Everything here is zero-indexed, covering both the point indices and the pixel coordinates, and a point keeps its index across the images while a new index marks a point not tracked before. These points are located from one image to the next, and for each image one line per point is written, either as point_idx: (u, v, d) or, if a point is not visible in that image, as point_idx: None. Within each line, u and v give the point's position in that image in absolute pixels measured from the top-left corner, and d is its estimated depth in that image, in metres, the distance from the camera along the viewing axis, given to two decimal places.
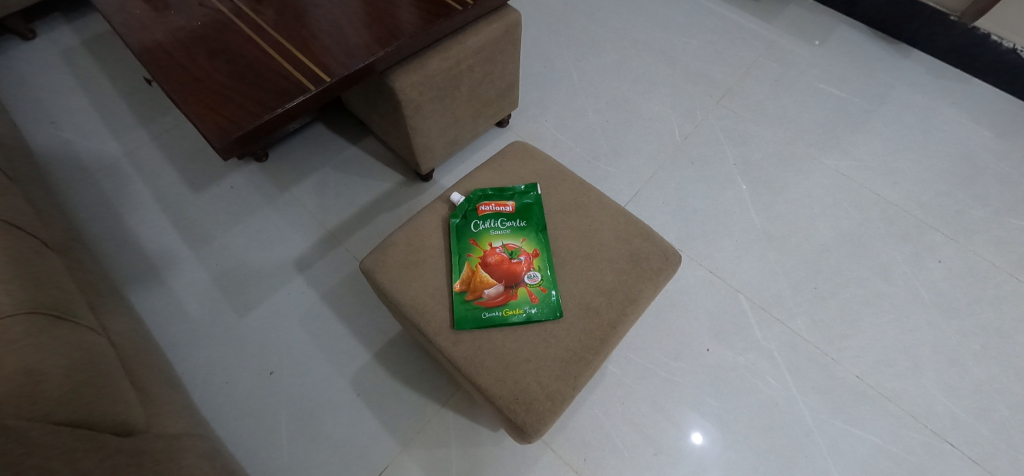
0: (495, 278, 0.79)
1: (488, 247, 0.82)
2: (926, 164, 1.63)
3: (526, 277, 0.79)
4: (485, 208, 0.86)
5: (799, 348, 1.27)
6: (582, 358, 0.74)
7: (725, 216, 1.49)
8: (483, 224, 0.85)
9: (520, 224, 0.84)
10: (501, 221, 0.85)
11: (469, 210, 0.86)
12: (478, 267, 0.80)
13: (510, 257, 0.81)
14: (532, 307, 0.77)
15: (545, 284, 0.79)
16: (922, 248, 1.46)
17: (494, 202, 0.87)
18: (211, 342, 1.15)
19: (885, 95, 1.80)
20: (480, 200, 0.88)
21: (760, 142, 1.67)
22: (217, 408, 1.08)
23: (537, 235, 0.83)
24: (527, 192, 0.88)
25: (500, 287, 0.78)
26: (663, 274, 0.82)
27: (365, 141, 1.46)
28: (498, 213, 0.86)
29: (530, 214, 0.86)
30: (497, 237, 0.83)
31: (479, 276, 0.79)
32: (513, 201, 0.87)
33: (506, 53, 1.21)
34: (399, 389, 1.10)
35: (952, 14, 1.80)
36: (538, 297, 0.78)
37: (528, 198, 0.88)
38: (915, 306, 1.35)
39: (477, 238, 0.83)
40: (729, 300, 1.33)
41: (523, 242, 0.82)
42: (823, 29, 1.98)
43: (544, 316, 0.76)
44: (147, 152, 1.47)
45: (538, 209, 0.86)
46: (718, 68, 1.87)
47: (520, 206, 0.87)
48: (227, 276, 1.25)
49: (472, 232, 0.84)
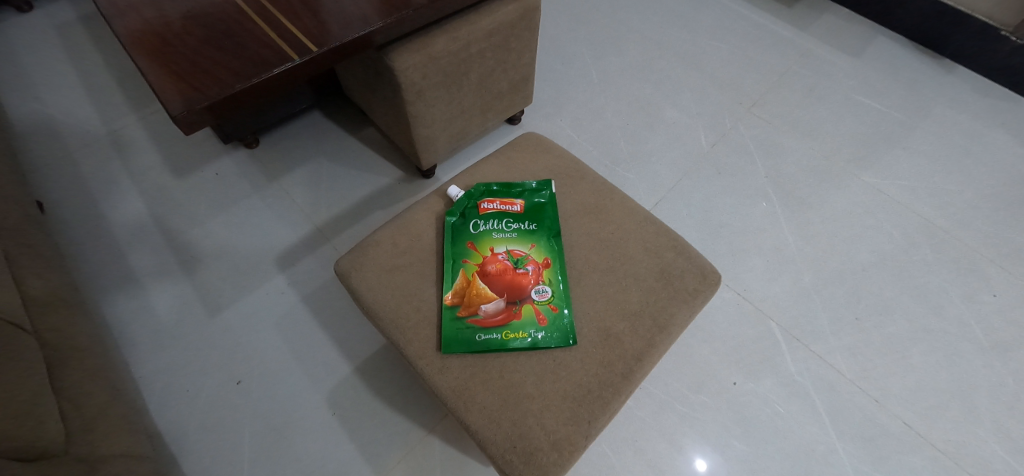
0: (495, 292, 0.66)
1: (489, 254, 0.69)
2: (976, 187, 1.48)
3: (533, 292, 0.66)
4: (488, 206, 0.73)
5: (840, 387, 1.12)
6: (598, 397, 0.61)
7: (754, 233, 1.35)
8: (484, 225, 0.72)
9: (530, 227, 0.72)
10: (506, 223, 0.72)
11: (469, 208, 0.74)
12: (476, 277, 0.67)
13: (515, 266, 0.68)
14: (538, 331, 0.64)
15: (556, 302, 0.66)
16: (973, 280, 1.31)
17: (500, 199, 0.74)
18: (176, 345, 1.03)
19: (929, 111, 1.65)
20: (482, 197, 0.75)
21: (793, 154, 1.53)
22: (174, 421, 0.95)
23: (549, 243, 0.70)
24: (539, 190, 0.75)
25: (500, 303, 0.65)
26: (699, 297, 0.69)
27: (364, 132, 1.34)
28: (503, 212, 0.73)
29: (542, 216, 0.73)
30: (500, 241, 0.70)
31: (475, 288, 0.66)
32: (522, 200, 0.74)
33: (523, 39, 1.09)
34: (381, 410, 0.97)
35: (1003, 29, 1.64)
36: (546, 318, 0.65)
37: (539, 196, 0.75)
38: (968, 345, 1.20)
39: (476, 242, 0.70)
40: (757, 326, 1.19)
41: (531, 249, 0.69)
42: (860, 39, 1.85)
43: (553, 341, 0.63)
44: (131, 132, 1.36)
45: (551, 211, 0.73)
46: (748, 74, 1.74)
47: (529, 206, 0.74)
48: (201, 271, 1.13)
49: (470, 233, 0.71)
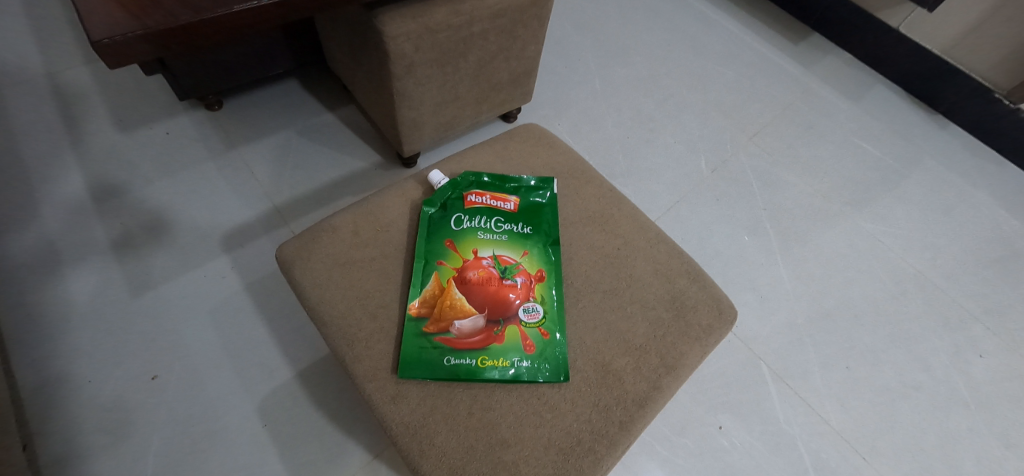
0: (474, 306, 0.55)
1: (472, 257, 0.58)
2: (966, 243, 1.44)
3: (521, 310, 0.55)
4: (475, 200, 0.62)
5: (827, 441, 1.06)
6: (590, 451, 0.50)
7: (749, 266, 1.29)
8: (469, 222, 0.61)
9: (525, 230, 0.61)
10: (497, 222, 0.61)
11: (453, 200, 0.63)
12: (452, 284, 0.56)
13: (501, 275, 0.57)
14: (522, 360, 0.53)
15: (547, 326, 0.55)
16: (962, 338, 1.26)
17: (492, 193, 0.63)
18: (88, 325, 0.89)
19: (919, 163, 1.61)
20: (470, 188, 0.64)
21: (792, 189, 1.48)
22: (70, 417, 0.81)
23: (546, 252, 0.60)
24: (538, 188, 0.65)
25: (479, 321, 0.54)
26: (713, 335, 0.59)
27: (343, 110, 1.22)
28: (493, 209, 0.62)
29: (540, 220, 0.62)
30: (486, 244, 0.59)
31: (450, 298, 0.55)
32: (517, 198, 0.63)
33: (531, 27, 0.99)
34: (321, 424, 0.85)
35: (999, 91, 1.62)
36: (533, 344, 0.54)
37: (538, 196, 0.64)
38: (955, 405, 1.15)
39: (457, 240, 0.59)
40: (748, 366, 1.12)
41: (523, 258, 0.59)
42: (868, 79, 1.81)
43: (540, 376, 0.52)
44: (73, 73, 1.20)
45: (550, 214, 0.63)
46: (753, 102, 1.69)
47: (526, 205, 0.63)
48: (132, 243, 0.98)
49: (450, 229, 0.60)
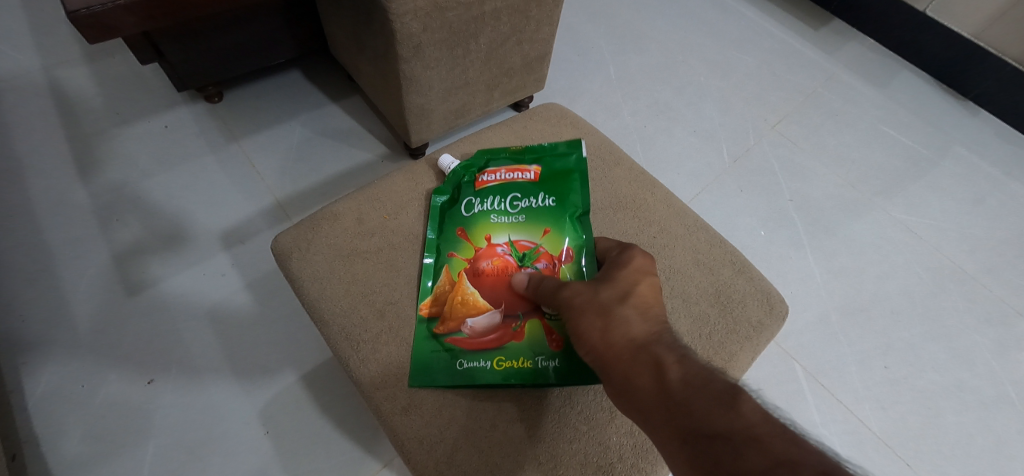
0: (488, 301, 0.51)
1: (485, 246, 0.54)
2: (1007, 233, 1.36)
3: None
4: (488, 180, 0.58)
5: (869, 447, 0.99)
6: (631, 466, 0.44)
7: (777, 259, 1.22)
8: (481, 205, 0.57)
9: (546, 203, 0.56)
10: (513, 201, 0.57)
11: (464, 183, 0.59)
12: (464, 278, 0.52)
13: (518, 263, 0.53)
14: (547, 359, 0.48)
15: None
16: (1006, 335, 1.18)
17: (508, 168, 0.59)
18: (82, 328, 0.85)
19: (951, 149, 1.52)
20: (483, 169, 0.60)
21: (819, 180, 1.40)
22: (62, 423, 0.77)
23: (569, 227, 0.55)
24: (558, 160, 0.60)
25: (493, 317, 0.50)
26: (764, 333, 0.53)
27: (348, 100, 1.16)
28: (508, 187, 0.58)
29: (563, 191, 0.57)
30: (501, 228, 0.55)
31: (461, 293, 0.51)
32: (534, 171, 0.59)
33: (545, 7, 0.93)
34: (325, 430, 0.81)
35: None
36: (558, 340, 0.49)
37: (558, 168, 0.59)
38: (1002, 406, 1.07)
39: (469, 228, 0.55)
40: (779, 366, 1.06)
41: (543, 238, 0.54)
42: (898, 61, 1.71)
43: (569, 378, 0.47)
44: (69, 66, 1.15)
45: (575, 185, 0.58)
46: (775, 88, 1.60)
47: (546, 176, 0.58)
48: (127, 239, 0.94)
49: (462, 216, 0.56)
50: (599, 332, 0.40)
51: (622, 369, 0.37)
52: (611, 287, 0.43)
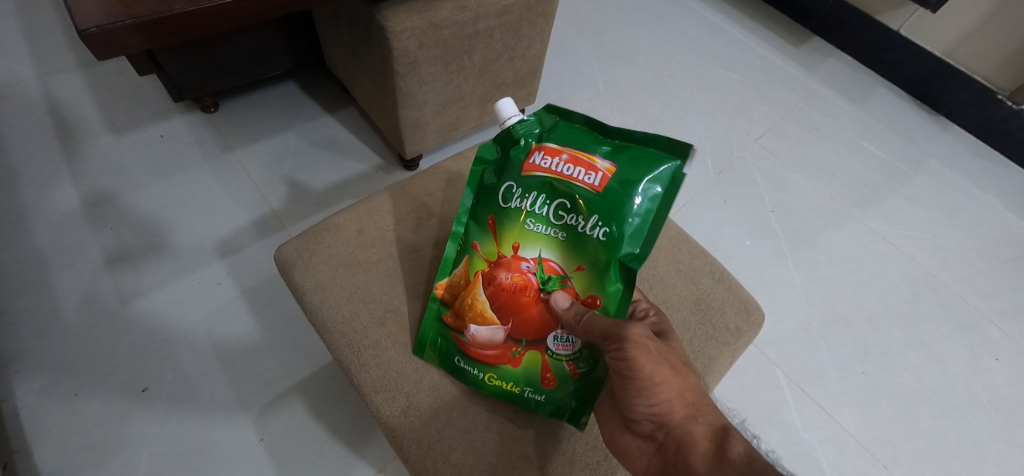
0: (497, 317, 0.49)
1: (511, 255, 0.49)
2: (979, 243, 1.41)
3: (551, 338, 0.48)
4: (540, 168, 0.48)
5: (848, 450, 1.03)
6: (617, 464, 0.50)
7: (760, 268, 1.26)
8: (521, 200, 0.49)
9: (593, 233, 0.47)
10: (558, 211, 0.48)
11: (515, 161, 0.50)
12: (480, 281, 0.50)
13: (538, 287, 0.48)
14: (536, 393, 0.50)
15: (579, 365, 0.48)
16: (978, 342, 1.22)
17: (573, 159, 0.47)
18: (76, 336, 0.85)
19: (926, 163, 1.58)
20: (546, 146, 0.49)
21: (800, 192, 1.45)
22: (54, 431, 0.78)
23: (609, 273, 0.47)
24: (646, 166, 0.46)
25: (498, 334, 0.49)
26: (742, 339, 0.56)
27: (344, 112, 1.19)
28: (560, 185, 0.48)
29: (623, 221, 0.46)
30: (532, 239, 0.49)
31: (473, 297, 0.50)
32: (604, 175, 0.47)
33: (536, 25, 0.96)
34: (319, 437, 0.82)
35: (1000, 92, 1.58)
36: (552, 378, 0.49)
37: (639, 178, 0.46)
38: (974, 409, 1.11)
39: (500, 223, 0.50)
40: (762, 371, 1.09)
41: (574, 273, 0.48)
42: (874, 77, 1.78)
43: (551, 409, 0.50)
44: (64, 76, 1.16)
45: (646, 210, 0.46)
46: (758, 103, 1.66)
47: (612, 194, 0.46)
48: (123, 248, 0.95)
49: (497, 204, 0.50)
50: (674, 391, 0.42)
51: (691, 431, 0.41)
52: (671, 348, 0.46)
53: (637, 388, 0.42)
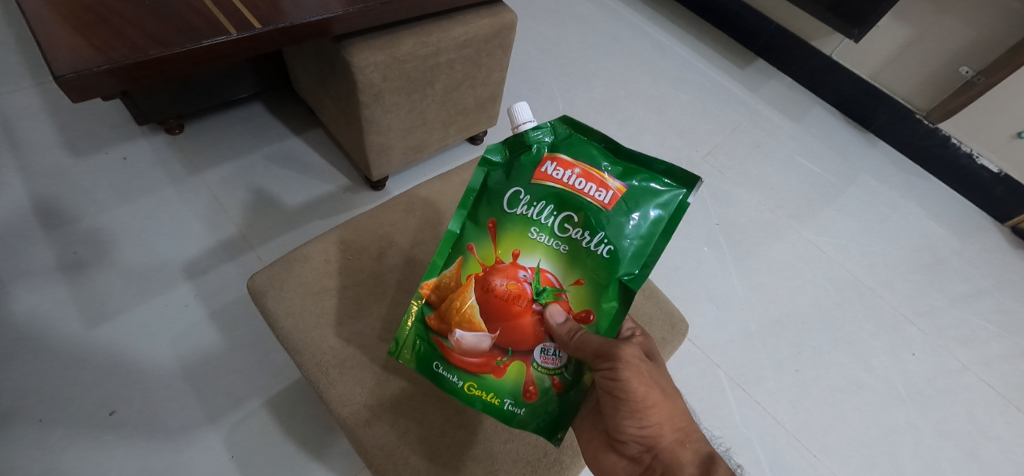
0: (485, 323, 0.52)
1: (509, 262, 0.52)
2: (900, 249, 1.57)
3: (538, 349, 0.52)
4: (553, 178, 0.51)
5: (783, 442, 1.13)
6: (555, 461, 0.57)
7: (706, 277, 1.37)
8: (529, 207, 0.52)
9: (596, 249, 0.50)
10: (564, 223, 0.51)
11: (528, 167, 0.51)
12: (473, 284, 0.52)
13: (532, 297, 0.51)
14: (514, 404, 0.53)
15: (560, 382, 0.52)
16: (898, 340, 1.36)
17: (586, 174, 0.50)
18: (38, 363, 0.85)
19: (856, 178, 1.74)
20: (560, 157, 0.51)
21: (743, 205, 1.57)
22: (16, 459, 0.78)
23: (606, 290, 0.51)
24: (654, 190, 0.51)
25: (484, 341, 0.52)
26: (668, 346, 0.64)
27: (310, 134, 1.22)
28: (569, 198, 0.50)
29: (625, 241, 0.50)
30: (532, 248, 0.52)
31: (465, 300, 0.52)
32: (614, 195, 0.50)
33: (495, 56, 1.03)
34: (290, 450, 0.85)
35: (918, 112, 1.76)
36: (533, 390, 0.52)
37: (645, 201, 0.50)
38: (892, 400, 1.24)
39: (501, 227, 0.52)
40: (706, 373, 1.19)
41: (571, 286, 0.51)
42: (809, 98, 1.94)
43: (527, 420, 0.53)
44: (19, 97, 1.15)
45: (648, 232, 0.50)
46: (705, 122, 1.78)
47: (619, 214, 0.50)
48: (87, 272, 0.95)
49: (501, 209, 0.52)
50: (663, 415, 0.50)
51: (678, 454, 0.49)
52: (659, 372, 0.52)
53: (632, 412, 0.49)
